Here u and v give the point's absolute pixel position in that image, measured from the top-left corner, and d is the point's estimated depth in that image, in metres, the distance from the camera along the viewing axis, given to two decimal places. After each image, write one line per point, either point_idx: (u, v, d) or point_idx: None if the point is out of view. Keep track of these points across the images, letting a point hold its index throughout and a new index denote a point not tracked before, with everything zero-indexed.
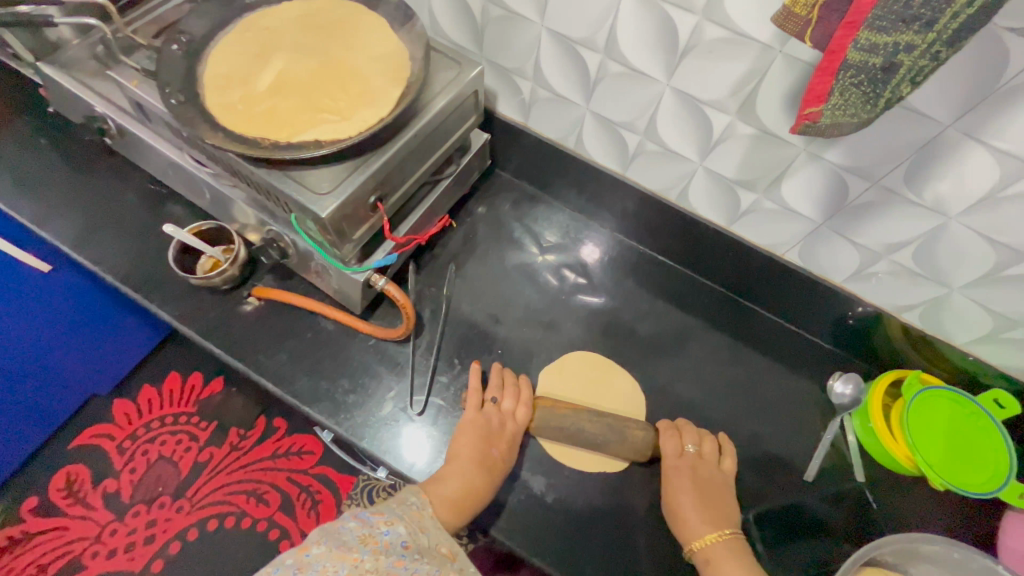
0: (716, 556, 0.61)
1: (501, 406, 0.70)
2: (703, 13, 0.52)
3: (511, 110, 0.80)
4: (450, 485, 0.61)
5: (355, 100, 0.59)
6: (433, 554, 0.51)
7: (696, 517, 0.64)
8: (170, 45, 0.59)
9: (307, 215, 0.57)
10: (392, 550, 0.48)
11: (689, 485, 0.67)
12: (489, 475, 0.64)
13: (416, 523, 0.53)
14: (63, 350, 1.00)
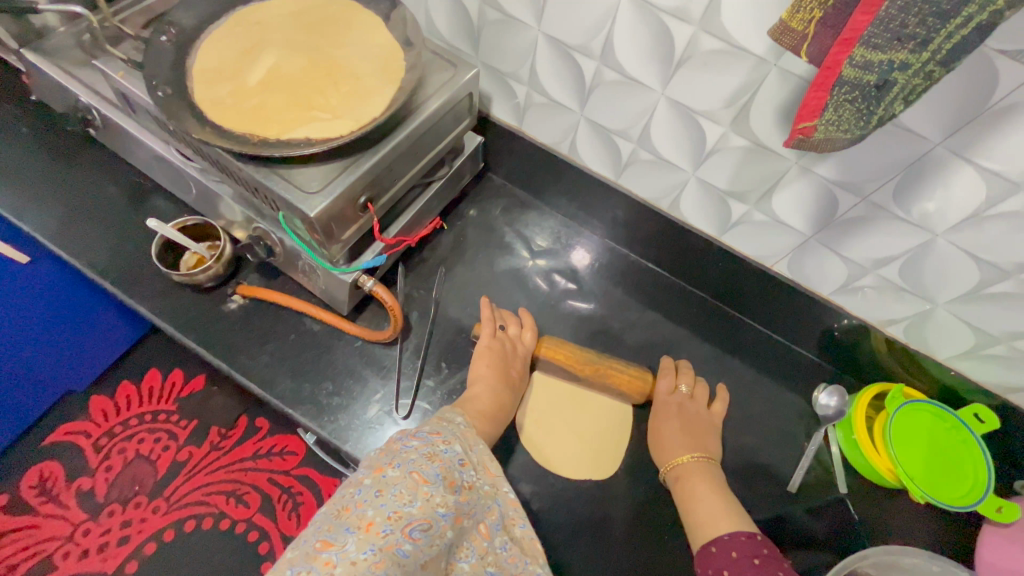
0: (687, 473, 0.67)
1: (513, 333, 0.77)
2: (699, 24, 0.52)
3: (505, 114, 0.79)
4: (480, 402, 0.68)
5: (347, 99, 0.58)
6: (482, 476, 0.55)
7: (675, 440, 0.71)
8: (158, 36, 0.58)
9: (295, 213, 0.56)
10: (455, 475, 0.51)
11: (676, 422, 0.73)
12: (510, 394, 0.72)
13: (467, 440, 0.57)
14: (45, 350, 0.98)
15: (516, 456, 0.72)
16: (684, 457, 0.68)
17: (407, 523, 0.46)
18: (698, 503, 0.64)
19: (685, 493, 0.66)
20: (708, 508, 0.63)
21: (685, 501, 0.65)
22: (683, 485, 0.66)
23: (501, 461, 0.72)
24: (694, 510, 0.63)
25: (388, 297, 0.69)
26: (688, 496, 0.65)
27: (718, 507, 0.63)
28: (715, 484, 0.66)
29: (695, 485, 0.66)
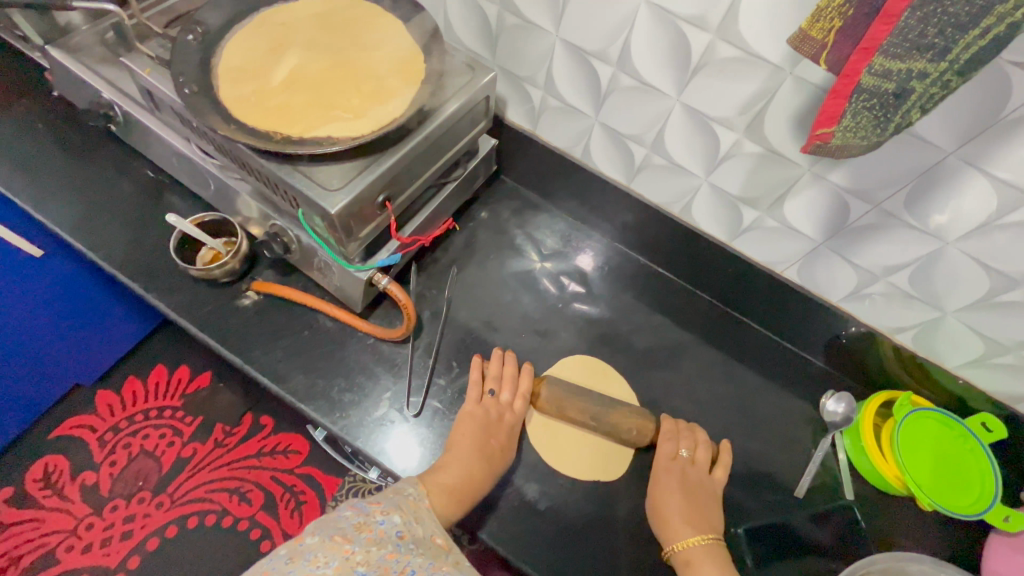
0: (694, 559, 0.61)
1: (501, 399, 0.72)
2: (716, 32, 0.53)
3: (519, 117, 0.80)
4: (452, 475, 0.61)
5: (368, 99, 0.59)
6: (429, 544, 0.51)
7: (678, 521, 0.65)
8: (185, 35, 0.59)
9: (316, 210, 0.57)
10: (386, 539, 0.49)
11: (678, 495, 0.67)
12: (491, 467, 0.65)
13: (412, 513, 0.53)
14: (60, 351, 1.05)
15: (525, 457, 0.73)
16: (690, 540, 0.63)
17: None
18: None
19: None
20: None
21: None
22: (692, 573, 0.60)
23: (510, 460, 0.72)
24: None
25: (401, 296, 0.70)
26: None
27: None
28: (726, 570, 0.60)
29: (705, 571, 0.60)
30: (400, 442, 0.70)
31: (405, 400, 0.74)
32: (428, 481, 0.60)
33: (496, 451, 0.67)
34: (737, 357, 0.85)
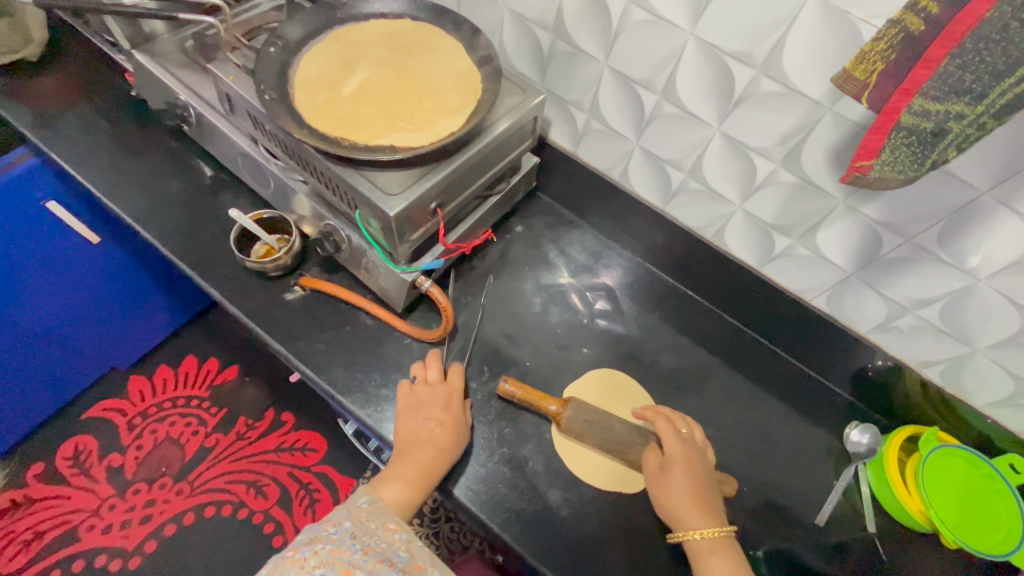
0: (705, 554, 0.61)
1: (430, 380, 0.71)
2: (761, 68, 0.56)
3: (562, 138, 0.84)
4: (400, 475, 0.63)
5: (428, 113, 0.64)
6: (381, 533, 0.56)
7: (690, 511, 0.63)
8: (267, 46, 0.65)
9: (374, 212, 0.61)
10: (337, 539, 0.54)
11: (689, 487, 0.65)
12: (436, 450, 0.66)
13: (364, 512, 0.58)
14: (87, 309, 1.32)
15: (549, 464, 0.74)
16: (703, 531, 0.62)
17: None
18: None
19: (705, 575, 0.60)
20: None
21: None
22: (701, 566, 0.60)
23: (536, 465, 0.74)
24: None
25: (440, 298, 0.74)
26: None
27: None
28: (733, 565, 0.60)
29: (714, 566, 0.60)
30: None
31: None
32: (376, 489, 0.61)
33: (435, 432, 0.67)
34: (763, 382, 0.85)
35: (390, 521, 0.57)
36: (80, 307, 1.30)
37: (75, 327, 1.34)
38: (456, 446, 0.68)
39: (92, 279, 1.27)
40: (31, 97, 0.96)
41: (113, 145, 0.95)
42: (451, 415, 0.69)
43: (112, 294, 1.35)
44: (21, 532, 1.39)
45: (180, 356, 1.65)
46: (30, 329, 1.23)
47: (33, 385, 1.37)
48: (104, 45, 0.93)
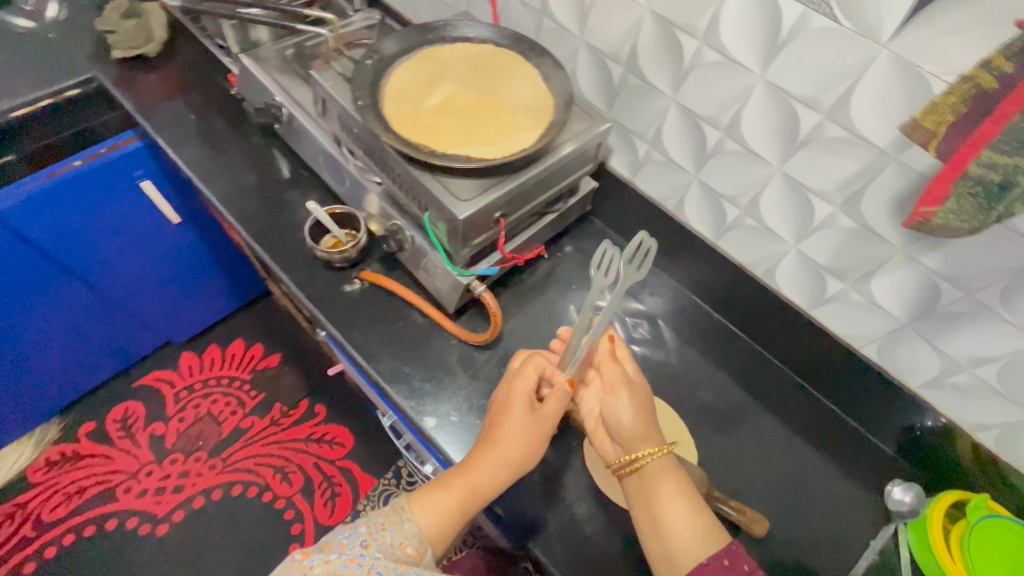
0: (659, 472, 0.61)
1: (512, 417, 0.66)
2: (828, 113, 0.58)
3: (621, 165, 0.87)
4: (447, 480, 0.63)
5: (502, 130, 0.69)
6: (396, 552, 0.57)
7: (650, 431, 0.65)
8: (365, 59, 0.72)
9: (444, 214, 0.66)
10: (354, 548, 0.55)
11: (646, 405, 0.68)
12: (486, 463, 0.63)
13: (378, 523, 0.58)
14: (151, 284, 1.43)
15: (579, 479, 0.75)
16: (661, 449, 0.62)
17: None
18: (672, 502, 0.58)
19: (659, 493, 0.59)
20: (682, 507, 0.58)
21: (660, 500, 0.59)
22: (656, 487, 0.60)
23: (565, 478, 0.75)
24: (668, 507, 0.58)
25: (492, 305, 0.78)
26: (662, 498, 0.58)
27: (696, 512, 0.57)
28: (683, 481, 0.60)
29: (668, 482, 0.60)
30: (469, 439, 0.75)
31: (477, 401, 0.79)
32: (415, 503, 0.61)
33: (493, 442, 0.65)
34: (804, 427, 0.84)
35: (410, 538, 0.58)
36: (148, 278, 1.41)
37: (143, 297, 1.44)
38: (512, 464, 0.64)
39: (163, 253, 1.38)
40: (147, 89, 1.09)
41: (211, 137, 1.05)
42: (522, 460, 0.64)
43: (178, 269, 1.45)
44: (66, 485, 1.49)
45: (229, 338, 1.75)
46: (104, 291, 1.34)
47: (98, 346, 1.49)
48: (214, 47, 1.04)
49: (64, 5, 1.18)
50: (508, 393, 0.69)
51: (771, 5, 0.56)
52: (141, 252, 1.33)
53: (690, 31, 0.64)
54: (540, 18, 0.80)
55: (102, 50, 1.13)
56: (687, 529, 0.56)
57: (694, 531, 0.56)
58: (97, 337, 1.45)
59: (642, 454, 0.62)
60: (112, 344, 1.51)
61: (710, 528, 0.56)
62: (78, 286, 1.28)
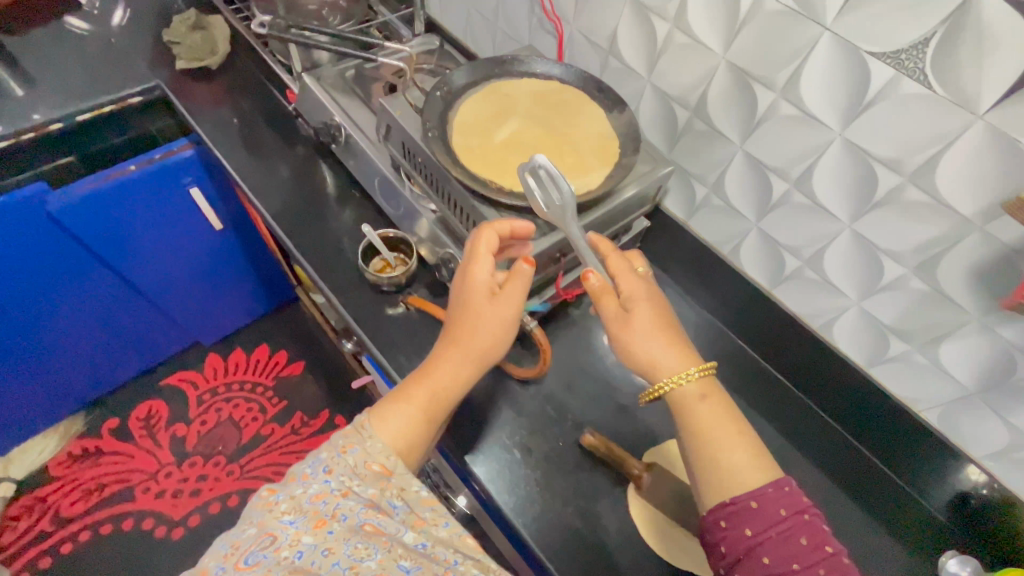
0: (693, 395, 0.56)
1: (477, 314, 0.62)
2: (909, 176, 0.57)
3: (675, 206, 0.86)
4: (408, 393, 0.60)
5: (568, 170, 0.68)
6: (363, 472, 0.52)
7: (674, 354, 0.58)
8: (434, 90, 0.73)
9: (507, 251, 0.66)
10: (317, 480, 0.51)
11: (656, 319, 0.59)
12: (448, 367, 0.62)
13: (338, 445, 0.54)
14: (181, 284, 1.44)
15: (622, 527, 0.72)
16: (688, 371, 0.57)
17: (242, 553, 0.46)
18: (715, 433, 0.54)
19: (695, 422, 0.55)
20: (726, 439, 0.54)
21: (700, 433, 0.54)
22: (690, 414, 0.55)
23: (608, 525, 0.72)
24: (711, 440, 0.54)
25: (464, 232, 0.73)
26: (700, 427, 0.55)
27: (743, 440, 0.54)
28: (722, 400, 0.57)
29: (702, 405, 0.56)
30: (510, 476, 0.74)
31: (520, 437, 0.78)
32: (375, 419, 0.57)
33: (456, 344, 0.63)
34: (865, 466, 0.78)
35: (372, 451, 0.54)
36: (180, 277, 1.41)
37: (171, 293, 1.44)
38: (475, 356, 0.63)
39: (195, 250, 1.37)
40: (205, 99, 1.11)
41: (262, 148, 1.07)
42: (487, 351, 0.63)
43: (210, 268, 1.45)
44: (86, 481, 1.49)
45: (255, 343, 1.76)
46: (133, 284, 1.34)
47: (126, 339, 1.49)
48: (274, 64, 1.06)
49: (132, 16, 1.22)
50: (463, 282, 0.64)
51: (858, 66, 0.55)
52: (173, 250, 1.33)
53: (767, 83, 0.63)
54: (607, 57, 0.80)
55: (164, 58, 1.16)
56: (734, 463, 0.52)
57: (741, 463, 0.52)
58: (125, 334, 1.47)
59: (664, 384, 0.57)
60: (140, 342, 1.53)
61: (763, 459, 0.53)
62: (107, 274, 1.28)
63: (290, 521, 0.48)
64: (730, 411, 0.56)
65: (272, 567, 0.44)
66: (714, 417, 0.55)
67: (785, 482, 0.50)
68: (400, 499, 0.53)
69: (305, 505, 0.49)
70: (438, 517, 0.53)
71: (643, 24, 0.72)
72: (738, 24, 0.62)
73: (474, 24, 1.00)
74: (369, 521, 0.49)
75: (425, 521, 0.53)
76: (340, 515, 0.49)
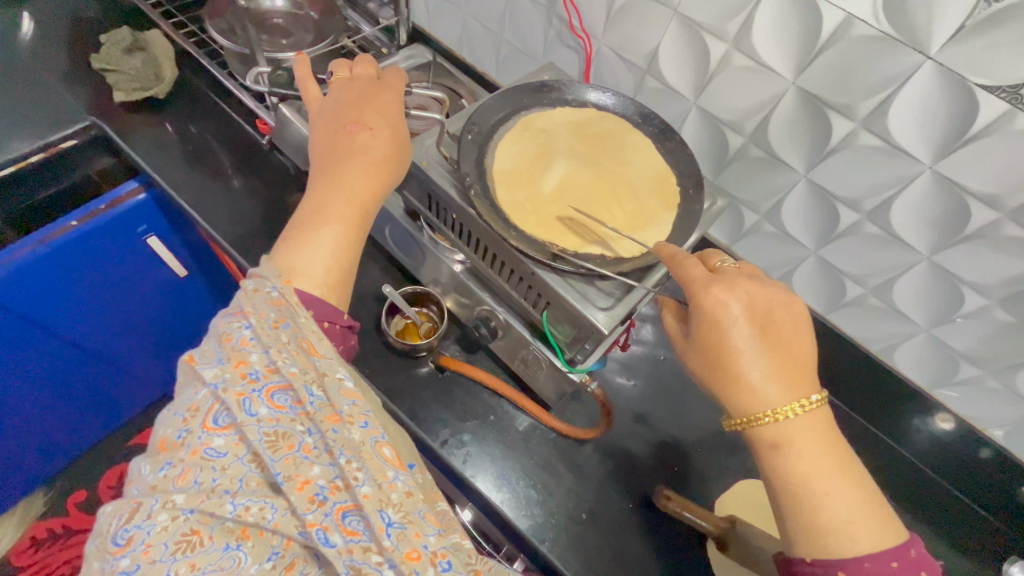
0: (791, 437, 0.44)
1: (383, 126, 0.57)
2: (1010, 213, 0.54)
3: (719, 231, 0.80)
4: (318, 217, 0.53)
5: (634, 219, 0.61)
6: (293, 353, 0.42)
7: (776, 382, 0.45)
8: (465, 133, 0.62)
9: (578, 321, 0.58)
10: (253, 348, 0.42)
11: (750, 337, 0.46)
12: (360, 176, 0.55)
13: (252, 296, 0.45)
14: (137, 341, 1.22)
15: None
16: (787, 411, 0.44)
17: (206, 415, 0.40)
18: (814, 486, 0.43)
19: (790, 471, 0.44)
20: (827, 494, 0.43)
21: (795, 483, 0.43)
22: (783, 464, 0.44)
23: None
24: (808, 495, 0.43)
25: (295, 68, 0.63)
26: (794, 480, 0.44)
27: (851, 495, 0.43)
28: (830, 443, 0.44)
29: (800, 452, 0.44)
30: (587, 552, 0.68)
31: (588, 504, 0.71)
32: (290, 259, 0.50)
33: (357, 152, 0.56)
34: (925, 474, 0.77)
35: (269, 277, 0.47)
36: (138, 334, 1.21)
37: (125, 347, 1.21)
38: (390, 162, 0.57)
39: (149, 294, 1.15)
40: (161, 139, 0.95)
41: (247, 205, 0.94)
42: (397, 158, 0.58)
43: (169, 313, 1.23)
44: (57, 566, 1.26)
45: None
46: (79, 344, 1.11)
47: (80, 406, 1.25)
48: (236, 88, 0.89)
49: (50, 41, 1.03)
50: (361, 104, 0.59)
51: (964, 99, 0.50)
52: (128, 306, 1.14)
53: (847, 113, 0.57)
54: (643, 76, 0.72)
55: (101, 91, 0.98)
56: (835, 525, 0.42)
57: (843, 526, 0.42)
58: (76, 408, 1.25)
59: (750, 421, 0.45)
60: (95, 414, 1.31)
61: (875, 523, 0.42)
62: (45, 339, 1.04)
63: (213, 385, 0.40)
64: (838, 455, 0.44)
65: (241, 436, 0.39)
66: (822, 463, 0.44)
67: (897, 556, 0.41)
68: (317, 390, 0.40)
69: (224, 363, 0.41)
70: (355, 414, 0.40)
71: (692, 44, 0.64)
72: (817, 48, 0.56)
73: (472, 32, 0.89)
74: (280, 413, 0.39)
75: (343, 418, 0.39)
76: (242, 400, 0.39)
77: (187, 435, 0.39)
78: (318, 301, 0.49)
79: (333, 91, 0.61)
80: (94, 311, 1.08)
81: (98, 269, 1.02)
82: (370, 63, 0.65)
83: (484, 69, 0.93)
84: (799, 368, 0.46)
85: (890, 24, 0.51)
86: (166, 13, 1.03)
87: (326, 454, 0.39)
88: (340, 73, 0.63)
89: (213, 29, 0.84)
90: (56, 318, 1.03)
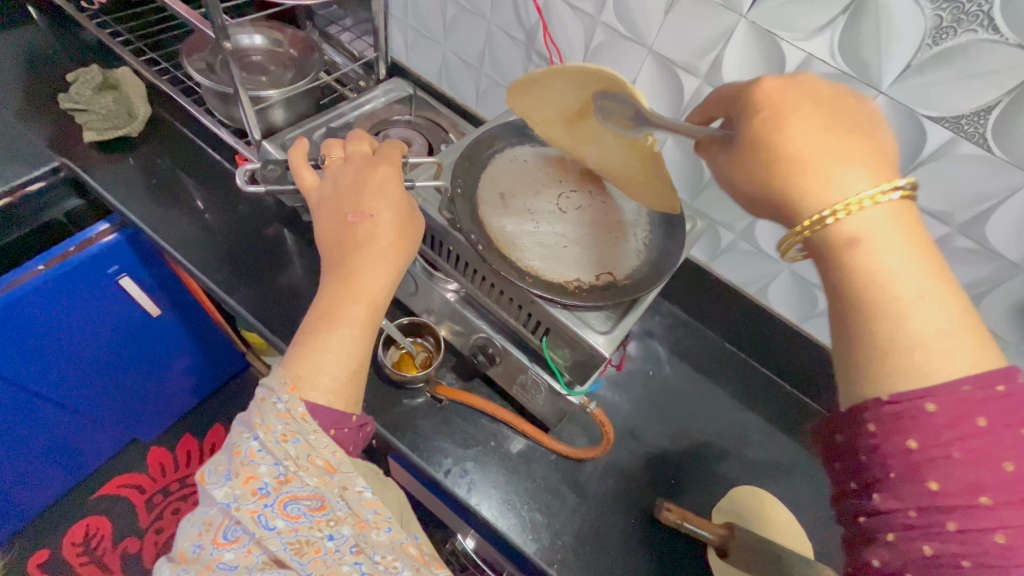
0: (875, 231, 0.34)
1: (381, 214, 0.55)
2: (959, 227, 0.59)
3: (699, 249, 0.85)
4: (325, 324, 0.51)
5: (626, 245, 0.64)
6: (304, 467, 0.45)
7: (854, 169, 0.35)
8: (455, 188, 0.64)
9: (580, 346, 0.60)
10: (262, 461, 0.44)
11: (822, 123, 0.37)
12: (367, 277, 0.53)
13: (265, 412, 0.46)
14: (105, 386, 1.16)
15: None
16: (862, 201, 0.34)
17: (217, 532, 0.43)
18: (894, 291, 0.33)
19: (866, 270, 0.34)
20: (920, 297, 0.33)
21: (866, 286, 0.34)
22: (854, 260, 0.34)
23: None
24: (884, 299, 0.33)
25: (290, 154, 0.61)
26: (860, 280, 0.34)
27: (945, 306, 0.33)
28: (923, 242, 0.34)
29: (883, 252, 0.34)
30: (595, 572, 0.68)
31: (592, 524, 0.72)
32: (299, 379, 0.49)
33: (363, 247, 0.54)
34: None
35: (274, 388, 0.48)
36: (106, 380, 1.15)
37: (88, 392, 1.13)
38: (397, 256, 0.55)
39: (116, 334, 1.09)
40: (136, 178, 0.94)
41: (228, 242, 0.92)
42: (402, 249, 0.56)
43: (137, 352, 1.16)
44: None
45: (207, 425, 1.47)
46: (37, 392, 1.03)
47: (39, 458, 1.16)
48: (215, 125, 0.88)
49: (14, 83, 1.00)
50: (357, 189, 0.57)
51: (914, 128, 0.56)
52: (95, 352, 1.08)
53: None
54: None
55: (68, 131, 0.95)
56: (920, 336, 0.32)
57: (934, 337, 0.32)
58: (36, 465, 1.17)
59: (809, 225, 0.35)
60: (57, 468, 1.23)
61: (975, 337, 0.32)
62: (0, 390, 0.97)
63: (225, 503, 0.43)
64: (931, 260, 0.34)
65: (251, 547, 0.42)
66: (910, 260, 0.33)
67: (1001, 379, 0.30)
68: (340, 500, 0.45)
69: (233, 479, 0.43)
70: (380, 521, 0.46)
71: (667, 79, 0.69)
72: None
73: (452, 66, 0.92)
74: (297, 522, 0.43)
75: (368, 523, 0.45)
76: (257, 516, 0.42)
77: (202, 550, 0.43)
78: (325, 411, 0.48)
79: (328, 176, 0.59)
80: (57, 360, 1.02)
81: (62, 315, 0.97)
82: (364, 138, 0.63)
83: (464, 101, 0.96)
84: (880, 159, 0.36)
85: (845, 62, 0.56)
86: (136, 50, 1.01)
87: (349, 556, 0.43)
88: (334, 153, 0.61)
89: (192, 67, 0.83)
90: (13, 369, 0.96)
